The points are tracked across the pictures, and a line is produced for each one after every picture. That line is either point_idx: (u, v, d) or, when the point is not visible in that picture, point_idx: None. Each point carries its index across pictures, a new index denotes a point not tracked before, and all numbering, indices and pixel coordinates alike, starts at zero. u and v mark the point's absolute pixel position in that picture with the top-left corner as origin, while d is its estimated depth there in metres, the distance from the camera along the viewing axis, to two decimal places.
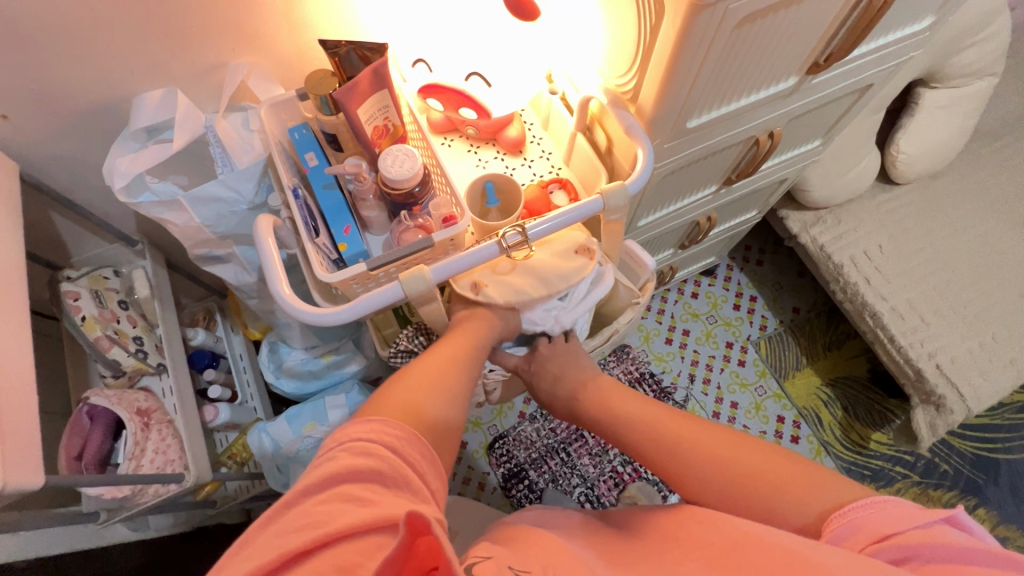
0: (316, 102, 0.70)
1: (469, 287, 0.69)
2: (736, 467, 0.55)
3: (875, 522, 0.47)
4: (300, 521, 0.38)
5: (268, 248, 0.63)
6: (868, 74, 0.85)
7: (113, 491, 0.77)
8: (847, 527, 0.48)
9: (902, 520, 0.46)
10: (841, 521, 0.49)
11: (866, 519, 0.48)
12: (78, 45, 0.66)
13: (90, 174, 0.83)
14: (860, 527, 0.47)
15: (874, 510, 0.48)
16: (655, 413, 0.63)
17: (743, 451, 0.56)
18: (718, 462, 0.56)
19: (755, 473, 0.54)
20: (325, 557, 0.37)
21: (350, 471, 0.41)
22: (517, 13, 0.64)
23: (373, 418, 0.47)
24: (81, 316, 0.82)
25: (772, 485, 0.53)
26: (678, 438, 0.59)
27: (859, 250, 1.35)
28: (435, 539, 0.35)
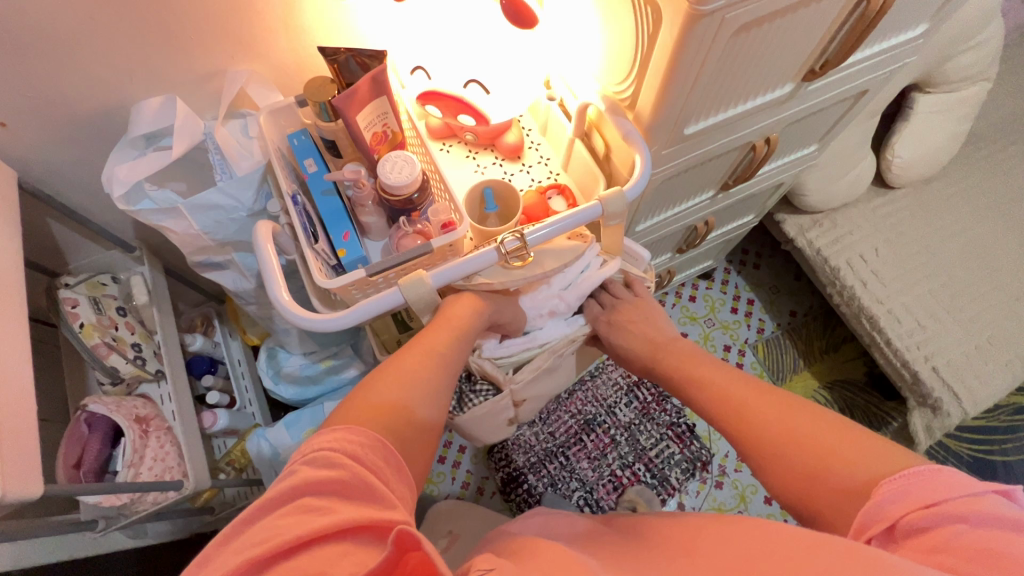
0: (315, 109, 0.70)
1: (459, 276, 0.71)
2: (787, 428, 0.56)
3: (924, 490, 0.43)
4: (259, 535, 0.39)
5: (267, 254, 0.62)
6: (863, 81, 0.86)
7: (111, 498, 0.76)
8: (895, 493, 0.45)
9: (953, 489, 0.42)
10: (887, 487, 0.45)
11: (914, 487, 0.44)
12: (76, 53, 0.66)
13: (88, 181, 0.83)
14: (906, 493, 0.44)
15: (923, 477, 0.44)
16: (724, 387, 0.66)
17: (797, 414, 0.57)
18: (771, 423, 0.58)
19: (803, 434, 0.55)
20: (287, 567, 0.38)
21: (306, 484, 0.41)
22: (515, 21, 0.64)
23: (336, 427, 0.47)
24: (79, 323, 0.82)
25: (817, 445, 0.53)
26: (738, 402, 0.63)
27: (855, 253, 1.36)
28: (427, 553, 0.37)
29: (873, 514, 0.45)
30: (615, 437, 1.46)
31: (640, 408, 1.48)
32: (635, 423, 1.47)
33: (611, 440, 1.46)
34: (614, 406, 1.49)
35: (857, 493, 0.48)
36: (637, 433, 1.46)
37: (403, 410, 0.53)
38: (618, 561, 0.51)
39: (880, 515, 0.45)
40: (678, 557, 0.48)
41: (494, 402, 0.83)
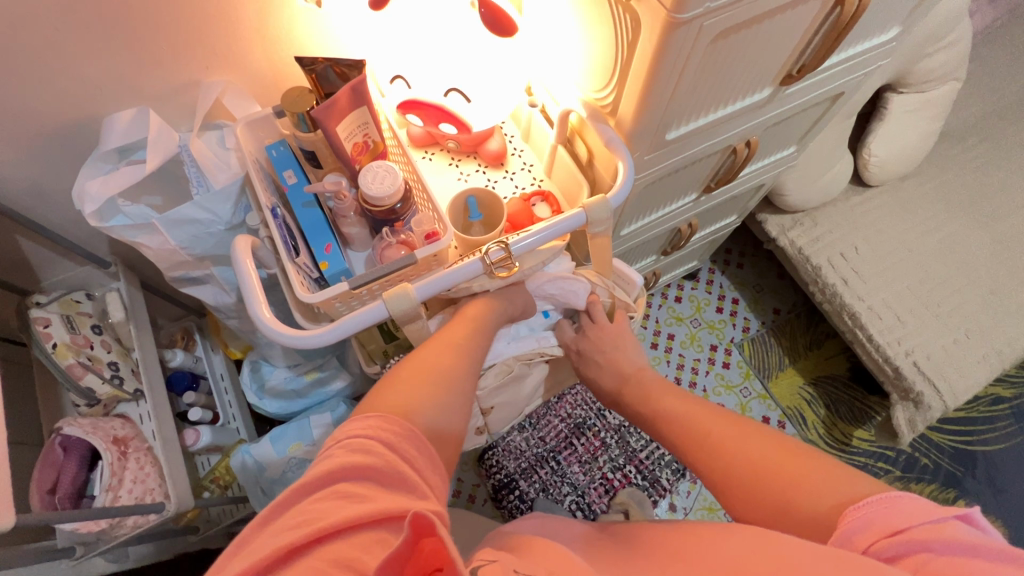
0: (293, 119, 0.69)
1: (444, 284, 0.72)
2: (755, 460, 0.57)
3: (886, 517, 0.44)
4: (299, 516, 0.38)
5: (245, 269, 0.61)
6: (839, 83, 0.87)
7: (89, 524, 0.73)
8: (860, 521, 0.45)
9: (915, 515, 0.42)
10: (853, 516, 0.46)
11: (879, 514, 0.44)
12: (42, 66, 0.64)
13: (58, 197, 0.80)
14: (871, 522, 0.44)
15: (886, 504, 0.45)
16: (690, 419, 0.67)
17: (763, 447, 0.57)
18: (741, 457, 0.58)
19: (771, 467, 0.55)
20: (319, 553, 0.37)
21: (344, 469, 0.41)
22: (494, 28, 0.64)
23: (371, 415, 0.47)
24: (51, 344, 0.79)
25: (785, 476, 0.53)
26: (706, 437, 0.63)
27: (836, 251, 1.38)
28: (443, 542, 0.35)
29: (842, 542, 0.45)
30: (606, 440, 1.46)
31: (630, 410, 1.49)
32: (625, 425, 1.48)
33: (602, 442, 1.46)
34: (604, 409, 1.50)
35: (825, 520, 0.48)
36: (627, 435, 1.47)
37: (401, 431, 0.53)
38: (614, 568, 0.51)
39: (849, 544, 0.45)
40: (671, 558, 0.49)
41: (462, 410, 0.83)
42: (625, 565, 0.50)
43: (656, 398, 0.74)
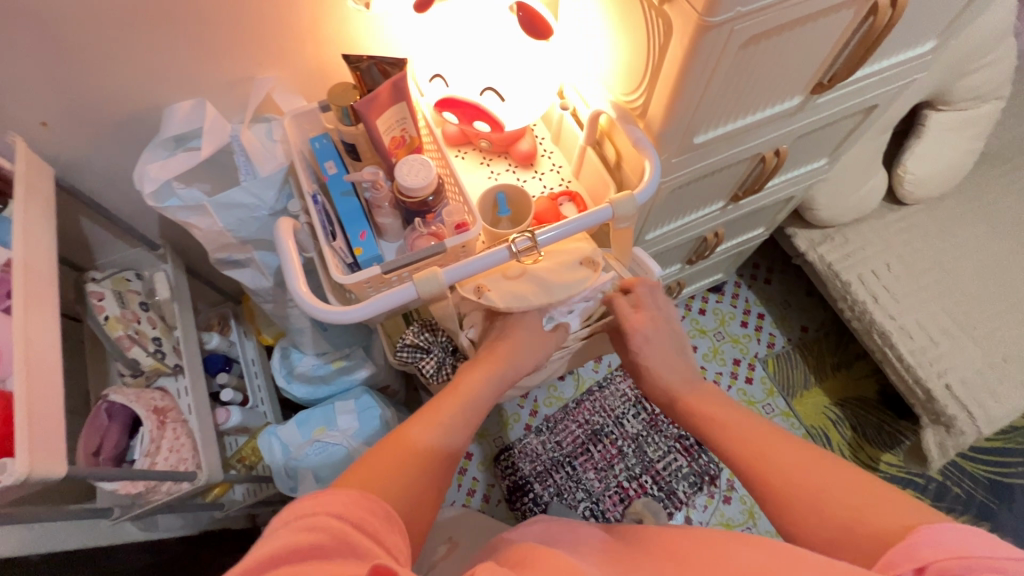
0: (337, 113, 0.73)
1: (473, 290, 0.71)
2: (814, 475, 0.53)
3: (964, 543, 0.41)
4: None
5: (288, 251, 0.65)
6: (873, 95, 0.87)
7: (128, 486, 0.76)
8: (933, 540, 0.42)
9: (1001, 550, 0.39)
10: (927, 533, 0.43)
11: (955, 539, 0.41)
12: (113, 58, 0.70)
13: (116, 180, 0.86)
14: (944, 542, 0.41)
15: (964, 535, 0.41)
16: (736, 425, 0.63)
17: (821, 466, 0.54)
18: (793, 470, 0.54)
19: (828, 486, 0.51)
20: None
21: (292, 551, 0.39)
22: (531, 31, 0.68)
23: (321, 493, 0.45)
24: (104, 315, 0.85)
25: (846, 497, 0.50)
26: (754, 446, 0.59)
27: (866, 268, 1.36)
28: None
29: (907, 554, 0.43)
30: (623, 449, 1.46)
31: (648, 420, 1.49)
32: (643, 434, 1.47)
33: (618, 451, 1.46)
34: (622, 417, 1.50)
35: (872, 545, 0.46)
36: (644, 445, 1.46)
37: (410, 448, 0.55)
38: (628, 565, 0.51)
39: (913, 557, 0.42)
40: (680, 556, 0.50)
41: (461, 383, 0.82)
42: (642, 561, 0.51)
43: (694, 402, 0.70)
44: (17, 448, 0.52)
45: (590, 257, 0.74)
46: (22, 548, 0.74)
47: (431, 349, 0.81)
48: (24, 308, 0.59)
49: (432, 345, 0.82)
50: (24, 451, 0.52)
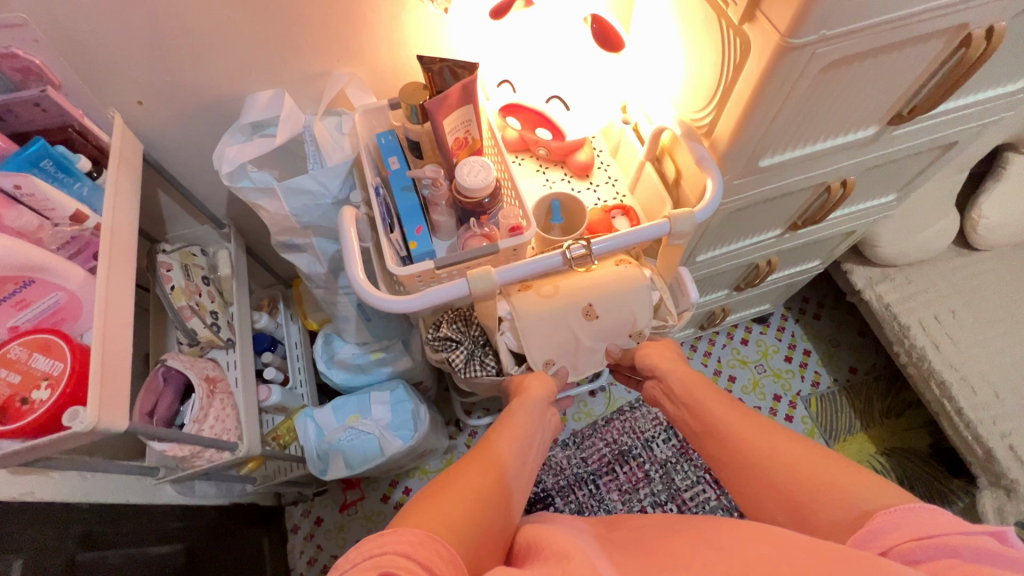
0: (405, 111, 0.76)
1: (541, 364, 0.73)
2: (795, 468, 0.54)
3: (919, 525, 0.43)
4: None
5: (349, 237, 0.68)
6: (954, 131, 0.82)
7: (176, 448, 0.79)
8: (892, 524, 0.45)
9: (946, 524, 0.42)
10: (882, 518, 0.45)
11: (909, 520, 0.44)
12: (206, 46, 0.74)
13: (195, 161, 0.91)
14: (902, 525, 0.44)
15: (916, 514, 0.44)
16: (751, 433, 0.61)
17: (782, 453, 0.56)
18: (758, 460, 0.57)
19: (786, 472, 0.54)
20: None
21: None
22: (602, 43, 0.69)
23: (389, 531, 0.43)
24: (170, 285, 0.89)
25: (804, 480, 0.52)
26: (721, 443, 0.61)
27: (928, 313, 1.28)
28: None
29: (870, 537, 0.45)
30: (650, 473, 1.43)
31: (678, 447, 1.45)
32: (672, 461, 1.44)
33: (645, 475, 1.43)
34: (651, 441, 1.47)
35: (844, 527, 0.48)
36: (672, 472, 1.43)
37: (490, 459, 0.57)
38: (645, 557, 0.50)
39: (873, 542, 0.45)
40: (685, 549, 0.48)
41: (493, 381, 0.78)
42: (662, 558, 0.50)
43: (688, 386, 0.69)
44: (88, 397, 0.56)
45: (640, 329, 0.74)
46: (69, 496, 0.80)
47: (462, 341, 0.78)
48: (108, 267, 0.64)
49: (464, 338, 0.79)
50: (95, 402, 0.55)
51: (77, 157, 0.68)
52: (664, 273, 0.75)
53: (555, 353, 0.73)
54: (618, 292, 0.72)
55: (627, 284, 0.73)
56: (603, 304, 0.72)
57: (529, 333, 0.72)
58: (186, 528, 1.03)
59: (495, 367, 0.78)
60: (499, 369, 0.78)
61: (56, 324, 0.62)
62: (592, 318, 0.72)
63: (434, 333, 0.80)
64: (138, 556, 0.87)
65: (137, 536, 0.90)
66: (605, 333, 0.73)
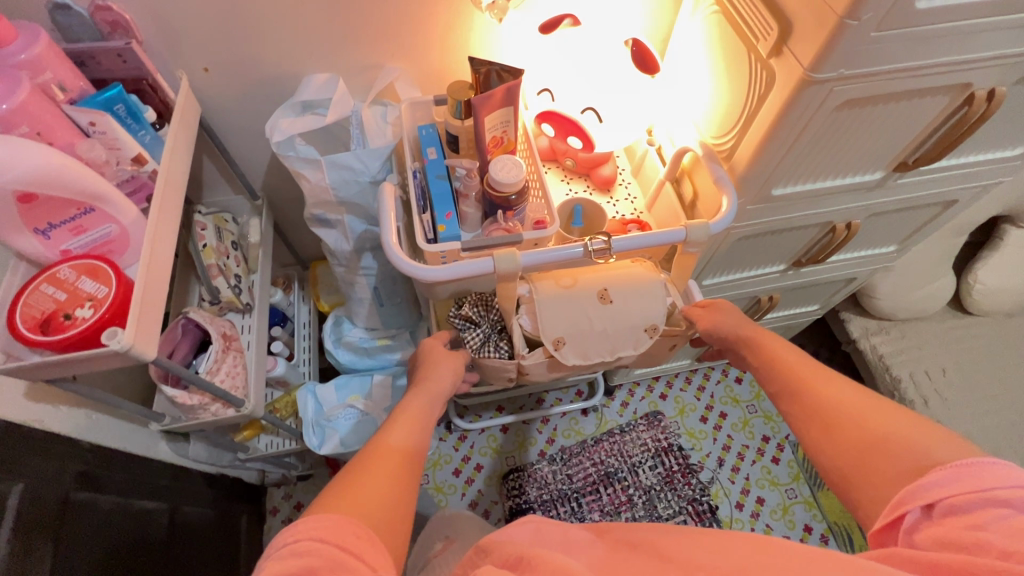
0: (451, 105, 0.82)
1: (551, 342, 0.75)
2: (862, 417, 0.53)
3: (969, 480, 0.42)
4: None
5: (387, 211, 0.73)
6: (955, 189, 0.88)
7: (185, 397, 0.82)
8: (946, 477, 0.44)
9: (1006, 479, 0.41)
10: (937, 473, 0.44)
11: (962, 476, 0.43)
12: (276, 27, 0.81)
13: (244, 132, 0.97)
14: (956, 480, 0.43)
15: (978, 468, 0.43)
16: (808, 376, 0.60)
17: (846, 401, 0.55)
18: (824, 403, 0.56)
19: (852, 420, 0.53)
20: None
21: None
22: (640, 64, 0.76)
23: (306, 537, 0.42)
24: (203, 243, 0.94)
25: (873, 434, 0.51)
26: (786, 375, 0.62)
27: (920, 368, 1.32)
28: None
29: (916, 492, 0.44)
30: (633, 498, 1.43)
31: (664, 475, 1.47)
32: (656, 488, 1.45)
33: (628, 499, 1.43)
34: (638, 466, 1.48)
35: (897, 483, 0.47)
36: (656, 499, 1.43)
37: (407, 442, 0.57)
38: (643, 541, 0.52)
39: (925, 494, 0.44)
40: (669, 545, 0.49)
41: (498, 363, 0.79)
42: (653, 543, 0.52)
43: (743, 341, 0.70)
44: (126, 325, 0.59)
45: (653, 325, 0.76)
46: (73, 432, 0.81)
47: (480, 324, 0.81)
48: (160, 208, 0.69)
49: (482, 322, 0.81)
50: (132, 328, 0.59)
51: (145, 108, 0.73)
52: (676, 279, 0.79)
53: (565, 331, 0.75)
54: (634, 284, 0.77)
55: (642, 282, 0.77)
56: (617, 291, 0.76)
57: (546, 317, 0.75)
58: (173, 488, 1.03)
59: (507, 351, 0.80)
60: (511, 354, 0.80)
61: (105, 254, 0.66)
62: (606, 303, 0.76)
63: (456, 313, 0.84)
64: (125, 506, 0.88)
65: (129, 486, 0.91)
66: (619, 317, 0.75)
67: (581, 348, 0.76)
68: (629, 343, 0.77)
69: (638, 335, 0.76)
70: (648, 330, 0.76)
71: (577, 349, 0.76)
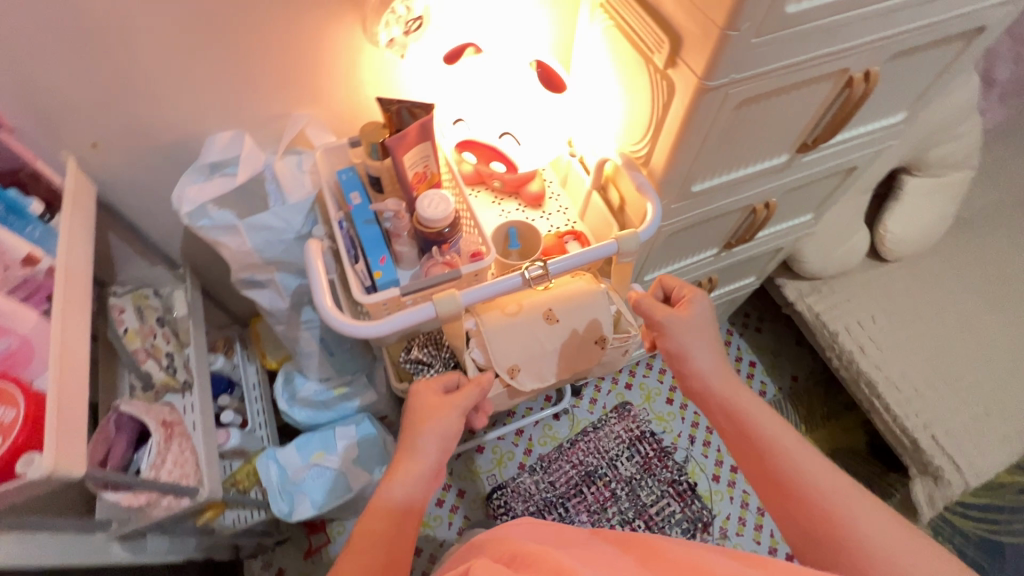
0: (366, 148, 0.81)
1: (506, 371, 0.75)
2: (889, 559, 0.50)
3: None
4: None
5: (316, 271, 0.71)
6: (854, 156, 0.95)
7: (130, 498, 0.76)
8: None
9: None
10: None
11: None
12: (167, 92, 0.77)
13: (151, 201, 0.91)
14: None
15: None
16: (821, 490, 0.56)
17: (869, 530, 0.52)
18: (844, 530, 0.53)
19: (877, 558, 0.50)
20: None
21: None
22: (546, 84, 0.77)
23: None
24: (123, 328, 0.88)
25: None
26: (775, 475, 0.59)
27: (853, 319, 1.41)
28: None
29: None
30: (616, 491, 1.47)
31: (641, 463, 1.51)
32: (636, 477, 1.49)
33: (611, 494, 1.46)
34: (615, 459, 1.51)
35: None
36: (637, 488, 1.48)
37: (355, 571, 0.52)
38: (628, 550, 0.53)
39: None
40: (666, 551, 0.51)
41: None
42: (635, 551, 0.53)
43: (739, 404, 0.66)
44: (44, 452, 0.54)
45: (601, 336, 0.78)
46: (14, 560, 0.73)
47: (433, 364, 0.80)
48: (63, 313, 0.63)
49: (435, 361, 0.80)
50: (51, 449, 0.54)
51: (28, 202, 0.68)
52: (619, 287, 0.80)
53: (518, 359, 0.75)
54: (578, 301, 0.77)
55: (586, 296, 0.77)
56: (563, 310, 0.77)
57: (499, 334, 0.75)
58: None
59: None
60: None
61: (5, 370, 0.59)
62: (553, 322, 0.76)
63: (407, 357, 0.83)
64: None
65: None
66: (568, 334, 0.76)
67: (537, 372, 0.77)
68: (583, 358, 0.78)
69: (589, 348, 0.78)
70: (598, 340, 0.78)
71: (532, 374, 0.77)
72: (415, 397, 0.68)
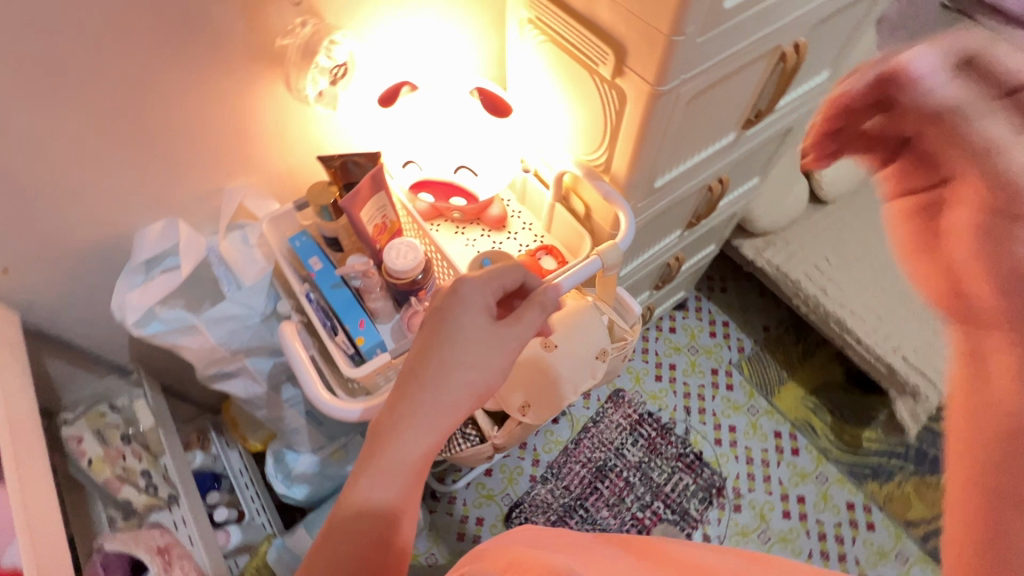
0: (317, 210, 0.76)
1: (517, 409, 0.75)
2: None
3: None
4: None
5: (296, 354, 0.69)
6: (792, 118, 0.99)
7: None
8: None
9: None
10: None
11: None
12: (80, 195, 0.69)
13: (86, 312, 0.82)
14: None
15: None
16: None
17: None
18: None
19: None
20: None
21: None
22: (491, 109, 0.74)
23: None
24: (87, 459, 0.81)
25: None
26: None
27: (810, 265, 1.49)
28: None
29: None
30: (629, 479, 1.48)
31: (647, 445, 1.53)
32: (645, 461, 1.51)
33: (626, 483, 1.48)
34: (622, 448, 1.53)
35: None
36: (649, 471, 1.50)
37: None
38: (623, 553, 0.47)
39: None
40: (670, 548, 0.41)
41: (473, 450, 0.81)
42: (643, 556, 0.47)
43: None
44: None
45: (601, 350, 0.77)
46: None
47: None
48: (20, 483, 0.58)
49: None
50: None
51: None
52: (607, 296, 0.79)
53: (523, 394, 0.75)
54: (571, 321, 0.76)
55: (577, 315, 0.76)
56: (557, 334, 0.75)
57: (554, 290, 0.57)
58: None
59: (477, 435, 0.84)
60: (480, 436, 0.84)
61: None
62: (552, 348, 0.75)
63: None
64: None
65: None
66: (568, 354, 0.75)
67: (545, 401, 0.75)
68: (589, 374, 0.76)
69: (590, 364, 0.76)
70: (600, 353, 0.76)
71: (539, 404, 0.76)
72: (464, 283, 0.52)
